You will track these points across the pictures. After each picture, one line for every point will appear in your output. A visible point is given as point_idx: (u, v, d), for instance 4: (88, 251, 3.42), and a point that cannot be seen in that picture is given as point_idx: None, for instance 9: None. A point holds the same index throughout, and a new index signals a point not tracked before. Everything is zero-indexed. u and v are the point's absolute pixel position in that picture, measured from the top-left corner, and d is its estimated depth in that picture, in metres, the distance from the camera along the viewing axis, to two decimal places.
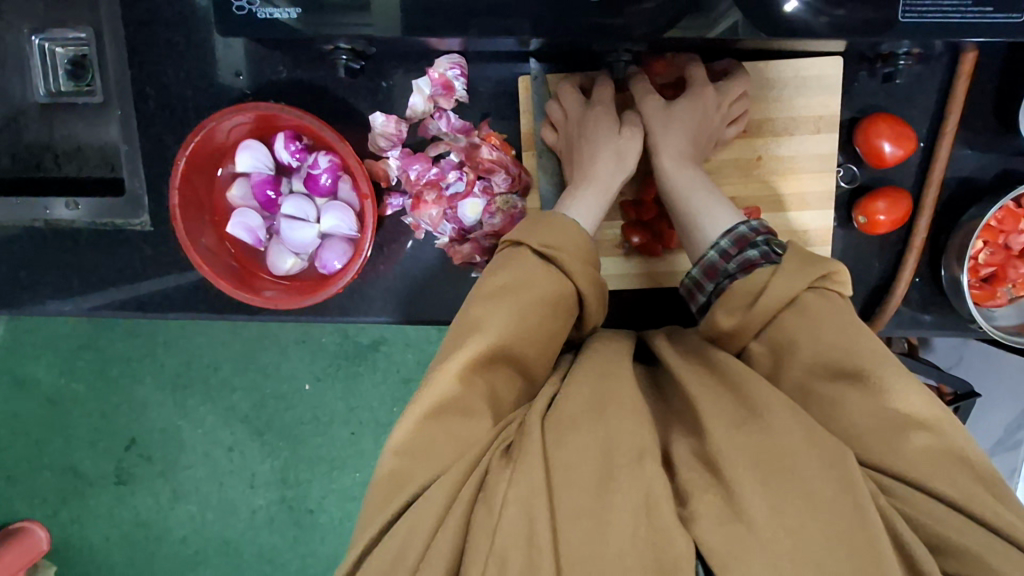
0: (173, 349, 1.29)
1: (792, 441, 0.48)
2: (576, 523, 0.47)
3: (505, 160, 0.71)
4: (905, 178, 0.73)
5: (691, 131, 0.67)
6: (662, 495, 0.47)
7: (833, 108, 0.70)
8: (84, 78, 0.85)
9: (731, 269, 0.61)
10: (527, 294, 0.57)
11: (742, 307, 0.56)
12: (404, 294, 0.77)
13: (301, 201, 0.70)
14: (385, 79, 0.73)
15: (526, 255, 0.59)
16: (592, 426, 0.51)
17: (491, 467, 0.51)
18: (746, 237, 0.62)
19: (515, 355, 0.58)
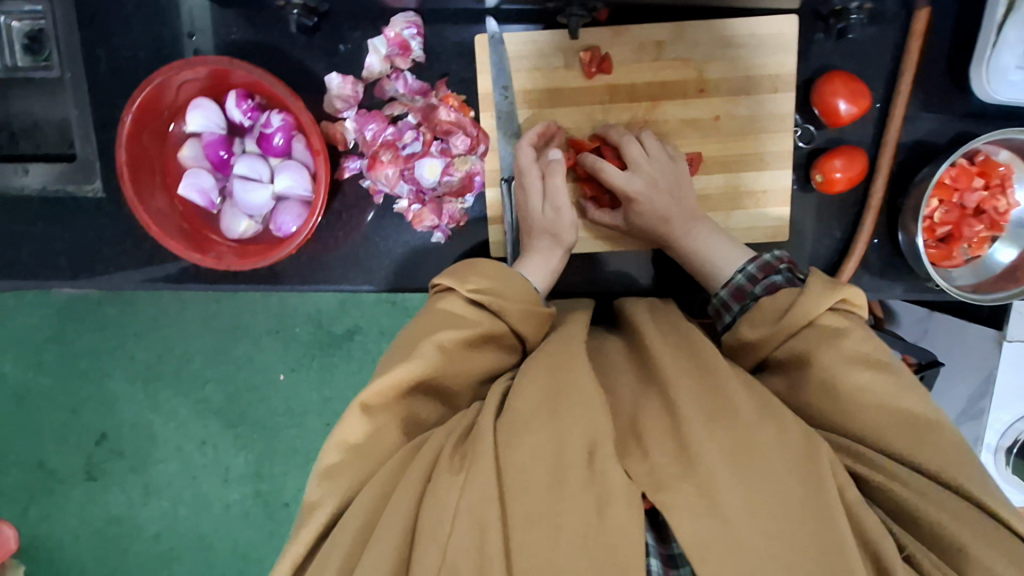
0: (146, 342, 1.28)
1: (761, 441, 0.52)
2: (534, 525, 0.49)
3: (463, 122, 0.72)
4: (861, 139, 0.73)
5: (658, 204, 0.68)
6: (614, 496, 0.50)
7: (789, 67, 0.70)
8: (42, 53, 0.79)
9: (758, 293, 0.63)
10: (463, 330, 0.61)
11: (767, 321, 0.59)
12: (365, 264, 0.76)
13: (254, 161, 0.69)
14: (340, 41, 0.72)
15: (456, 299, 0.62)
16: (548, 424, 0.54)
17: (439, 467, 0.53)
18: (771, 264, 0.64)
19: (439, 384, 0.61)
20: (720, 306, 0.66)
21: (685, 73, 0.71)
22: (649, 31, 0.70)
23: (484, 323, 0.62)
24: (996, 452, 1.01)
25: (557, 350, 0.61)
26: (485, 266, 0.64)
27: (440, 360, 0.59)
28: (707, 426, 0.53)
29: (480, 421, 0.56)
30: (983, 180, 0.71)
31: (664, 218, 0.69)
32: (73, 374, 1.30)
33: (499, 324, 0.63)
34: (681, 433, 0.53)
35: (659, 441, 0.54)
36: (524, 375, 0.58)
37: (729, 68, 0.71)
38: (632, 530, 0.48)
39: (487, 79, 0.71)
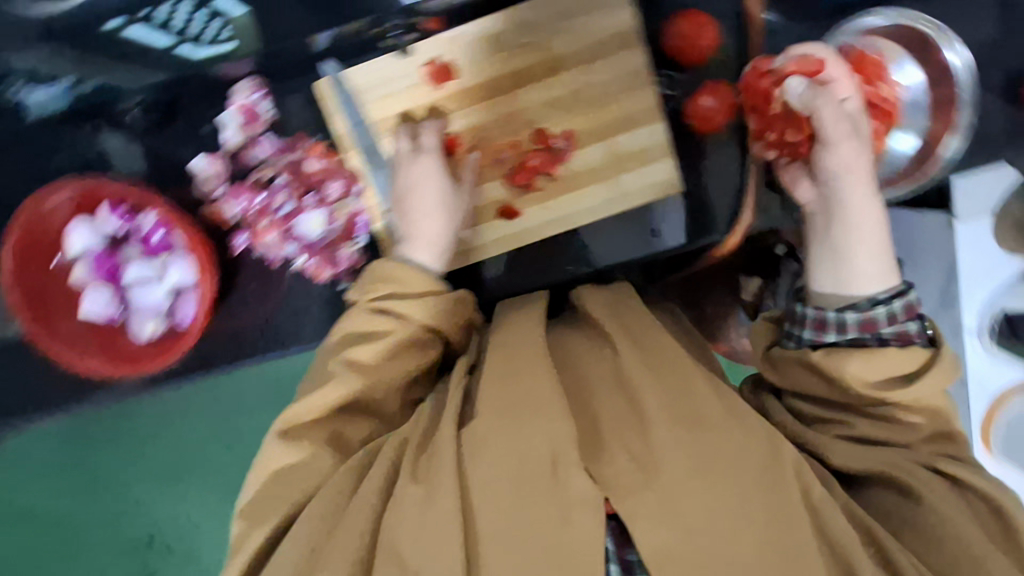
0: (129, 456, 1.20)
1: (713, 415, 0.55)
2: (496, 540, 0.51)
3: (333, 167, 0.72)
4: (729, 69, 0.71)
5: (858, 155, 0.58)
6: (576, 506, 0.52)
7: (633, 20, 0.68)
8: None
9: (886, 334, 0.54)
10: (379, 340, 0.60)
11: (892, 365, 0.53)
12: (285, 328, 0.75)
13: (143, 262, 0.71)
14: (198, 123, 0.72)
15: (361, 313, 0.61)
16: (493, 444, 0.54)
17: (402, 484, 0.55)
18: (911, 305, 0.54)
19: (363, 397, 0.61)
20: (833, 324, 0.55)
21: (534, 57, 0.70)
22: (484, 26, 0.68)
23: (394, 330, 0.60)
24: (978, 334, 0.94)
25: (509, 352, 0.61)
26: (386, 269, 0.62)
27: (357, 375, 0.60)
28: (671, 430, 0.55)
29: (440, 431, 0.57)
30: (863, 76, 0.66)
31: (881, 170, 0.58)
32: (49, 513, 1.19)
33: (411, 325, 0.61)
34: (646, 438, 0.55)
35: (623, 444, 0.55)
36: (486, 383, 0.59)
37: (576, 39, 0.69)
38: (595, 537, 0.50)
39: (342, 121, 0.71)
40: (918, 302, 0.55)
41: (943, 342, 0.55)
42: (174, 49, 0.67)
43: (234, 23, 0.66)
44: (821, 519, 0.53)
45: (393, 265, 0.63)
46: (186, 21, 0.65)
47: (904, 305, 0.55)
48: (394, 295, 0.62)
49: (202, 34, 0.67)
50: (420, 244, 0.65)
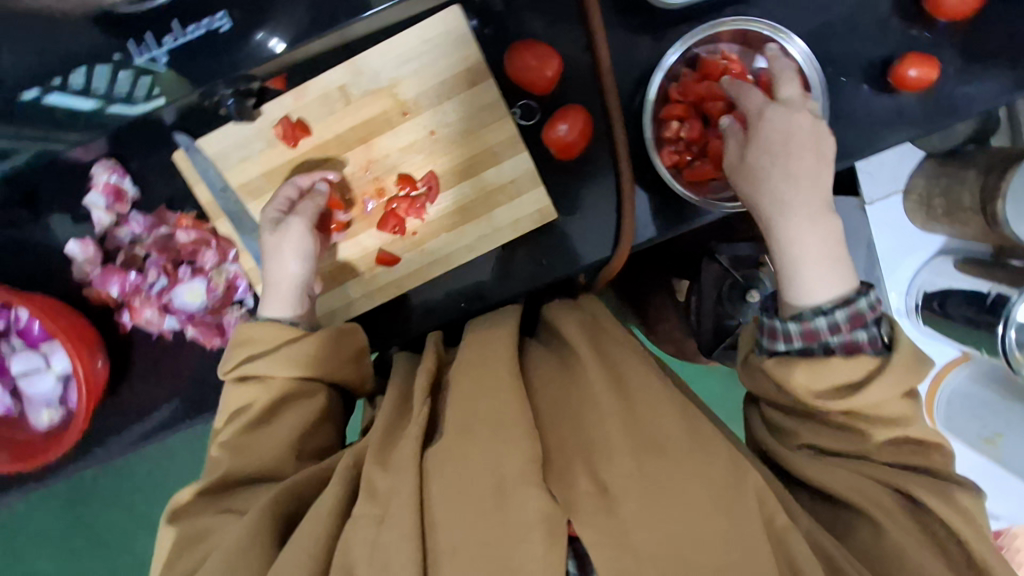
0: (127, 512, 1.22)
1: (679, 437, 0.54)
2: (454, 557, 0.49)
3: (204, 237, 0.72)
4: (587, 89, 0.70)
5: (789, 166, 0.59)
6: (528, 530, 0.49)
7: (476, 56, 0.68)
8: None
9: (833, 344, 0.58)
10: (245, 413, 0.63)
11: (830, 375, 0.56)
12: (195, 398, 0.74)
13: (26, 355, 0.71)
14: (68, 211, 0.73)
15: (233, 387, 0.64)
16: (444, 473, 0.53)
17: (357, 523, 0.52)
18: (861, 313, 0.57)
19: (251, 473, 0.62)
20: (781, 332, 0.59)
21: (381, 104, 0.69)
22: (326, 79, 0.68)
23: (260, 396, 0.63)
24: (908, 314, 0.94)
25: (475, 367, 0.62)
26: (255, 329, 0.65)
27: (232, 455, 0.62)
28: (635, 456, 0.53)
29: (401, 450, 0.56)
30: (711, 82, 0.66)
31: (780, 203, 0.59)
32: None
33: (281, 382, 0.64)
34: (607, 465, 0.53)
35: (587, 469, 0.54)
36: (452, 406, 0.58)
37: (423, 81, 0.69)
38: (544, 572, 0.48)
39: (204, 188, 0.71)
40: (867, 310, 0.57)
41: (898, 350, 0.57)
42: (107, 111, 0.43)
43: (160, 81, 0.42)
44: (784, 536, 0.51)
45: (254, 329, 0.65)
46: (111, 82, 0.41)
47: (851, 315, 0.57)
48: (259, 353, 0.65)
49: (131, 92, 0.42)
50: (272, 302, 0.68)
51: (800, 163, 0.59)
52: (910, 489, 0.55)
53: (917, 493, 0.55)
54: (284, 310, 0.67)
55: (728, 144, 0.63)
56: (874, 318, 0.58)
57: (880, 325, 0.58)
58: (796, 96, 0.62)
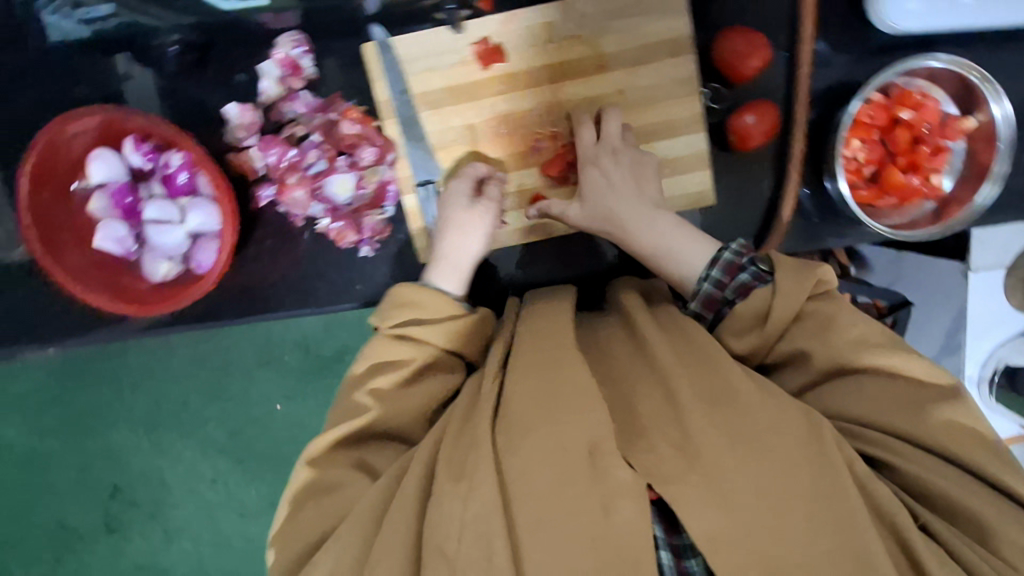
0: (141, 390, 1.30)
1: (759, 428, 0.52)
2: (537, 535, 0.49)
3: (369, 133, 0.71)
4: (775, 90, 0.72)
5: (625, 185, 0.68)
6: (619, 494, 0.50)
7: (685, 29, 0.68)
8: None
9: (730, 297, 0.62)
10: (387, 373, 0.62)
11: (751, 327, 0.60)
12: (310, 289, 0.75)
13: (162, 203, 0.69)
14: (232, 71, 0.71)
15: (383, 343, 0.63)
16: (521, 449, 0.52)
17: (440, 479, 0.53)
18: (733, 263, 0.63)
19: (388, 425, 0.63)
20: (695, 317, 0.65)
21: (580, 52, 0.70)
22: (536, 12, 0.69)
23: (413, 356, 0.63)
24: (977, 385, 0.99)
25: (541, 343, 0.60)
26: (413, 298, 0.64)
27: (381, 405, 0.62)
28: (707, 413, 0.53)
29: (478, 420, 0.56)
30: (905, 109, 0.68)
31: (618, 223, 0.69)
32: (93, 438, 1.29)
33: (428, 349, 0.63)
34: (684, 425, 0.53)
35: (663, 432, 0.54)
36: (513, 375, 0.58)
37: (626, 39, 0.69)
38: (641, 523, 0.49)
39: (383, 85, 0.70)
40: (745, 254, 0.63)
41: (777, 269, 0.59)
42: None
43: None
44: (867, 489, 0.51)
45: (412, 292, 0.65)
46: None
47: (728, 265, 0.63)
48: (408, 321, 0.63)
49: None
50: (443, 274, 0.67)
51: (627, 190, 0.68)
52: (908, 431, 0.53)
53: (905, 429, 0.53)
54: (452, 281, 0.67)
55: (461, 186, 0.70)
56: (755, 257, 0.62)
57: (759, 259, 0.62)
58: (618, 131, 0.70)
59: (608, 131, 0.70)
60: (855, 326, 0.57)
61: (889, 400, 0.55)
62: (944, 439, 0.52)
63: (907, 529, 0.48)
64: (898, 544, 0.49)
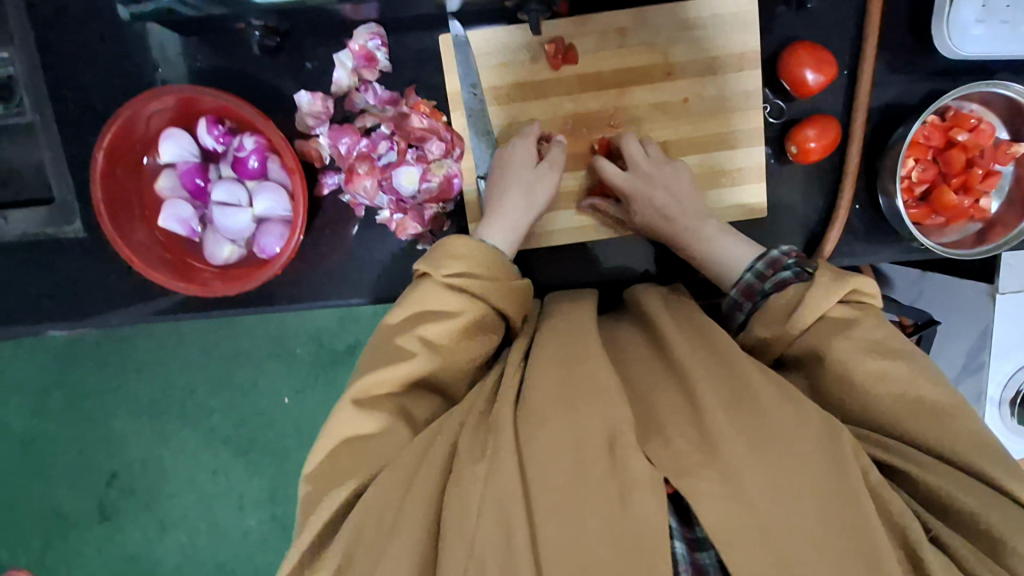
0: (148, 378, 1.28)
1: (782, 423, 0.51)
2: (552, 520, 0.47)
3: (436, 127, 0.72)
4: (833, 107, 0.74)
5: (660, 202, 0.70)
6: (635, 487, 0.48)
7: (754, 44, 0.71)
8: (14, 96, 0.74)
9: (766, 289, 0.62)
10: (436, 323, 0.61)
11: (775, 322, 0.58)
12: (363, 275, 0.76)
13: (230, 185, 0.69)
14: (305, 57, 0.72)
15: (434, 289, 0.62)
16: (539, 435, 0.51)
17: (460, 460, 0.53)
18: (779, 260, 0.63)
19: (435, 375, 0.62)
20: (731, 305, 0.65)
21: (650, 59, 0.71)
22: (610, 19, 0.70)
23: (464, 308, 0.62)
24: (999, 405, 1.01)
25: (566, 343, 0.60)
26: (467, 250, 0.64)
27: (430, 352, 0.60)
28: (728, 415, 0.52)
29: (498, 412, 0.55)
30: (960, 132, 0.70)
31: (670, 235, 0.72)
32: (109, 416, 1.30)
33: (480, 307, 0.62)
34: (703, 424, 0.52)
35: (681, 429, 0.52)
36: (535, 373, 0.57)
37: (694, 50, 0.71)
38: (657, 514, 0.47)
39: (455, 80, 0.71)
40: (789, 255, 0.62)
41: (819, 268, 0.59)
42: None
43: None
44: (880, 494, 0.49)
45: (468, 243, 0.64)
46: None
47: (772, 261, 0.63)
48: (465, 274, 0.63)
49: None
50: (496, 226, 0.68)
51: (664, 206, 0.70)
52: (921, 436, 0.52)
53: (919, 433, 0.52)
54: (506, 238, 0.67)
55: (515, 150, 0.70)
56: (800, 259, 0.61)
57: (806, 263, 0.61)
58: (638, 149, 0.71)
59: (629, 150, 0.71)
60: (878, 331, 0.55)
61: (905, 402, 0.52)
62: (957, 446, 0.50)
63: (918, 542, 0.46)
64: (906, 555, 0.47)
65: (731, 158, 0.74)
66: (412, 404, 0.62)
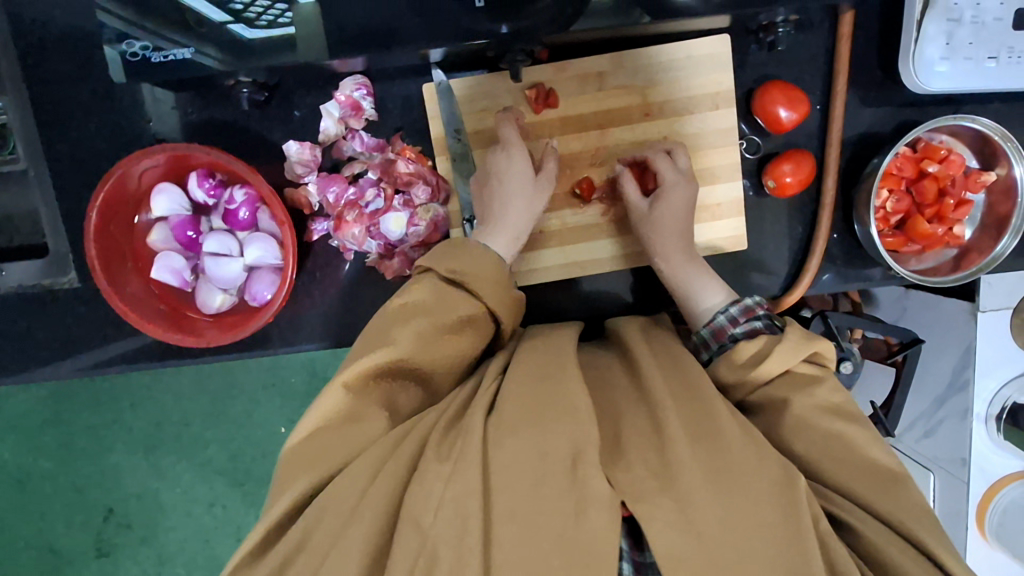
0: (142, 412, 1.28)
1: (738, 445, 0.54)
2: (509, 524, 0.49)
3: (422, 172, 0.74)
4: (807, 141, 0.77)
5: (679, 218, 0.71)
6: (593, 502, 0.50)
7: (728, 84, 0.73)
8: (6, 147, 0.75)
9: (738, 334, 0.65)
10: (426, 317, 0.62)
11: (737, 368, 0.62)
12: (352, 316, 0.77)
13: (222, 236, 0.71)
14: (294, 107, 0.74)
15: (435, 282, 0.64)
16: (508, 442, 0.53)
17: (425, 457, 0.54)
18: (752, 308, 0.66)
19: (420, 366, 0.62)
20: (699, 343, 0.68)
21: (629, 99, 0.74)
22: (588, 63, 0.73)
23: (460, 302, 0.63)
24: (986, 421, 1.00)
25: (545, 361, 0.62)
26: (464, 248, 0.66)
27: (419, 343, 0.61)
28: (690, 445, 0.55)
29: (469, 417, 0.57)
30: (932, 162, 0.73)
31: (665, 251, 0.71)
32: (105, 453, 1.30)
33: (471, 305, 0.63)
34: (666, 453, 0.54)
35: (642, 456, 0.55)
36: (507, 386, 0.59)
37: (671, 91, 0.74)
38: (608, 532, 0.49)
39: (439, 125, 0.74)
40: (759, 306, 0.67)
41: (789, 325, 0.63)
42: (226, 27, 0.60)
43: (298, 12, 0.59)
44: (826, 541, 0.51)
45: (472, 246, 0.67)
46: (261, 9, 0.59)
47: (744, 309, 0.67)
48: (464, 272, 0.64)
49: (258, 17, 0.59)
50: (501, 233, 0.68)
51: (685, 221, 0.71)
52: (862, 489, 0.54)
53: (867, 496, 0.54)
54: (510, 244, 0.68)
55: (521, 156, 0.70)
56: (768, 311, 0.66)
57: (773, 315, 0.66)
58: (685, 165, 0.72)
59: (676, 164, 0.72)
60: (829, 389, 0.59)
61: (857, 465, 0.55)
62: (901, 513, 0.52)
63: None
64: None
65: (710, 195, 0.76)
66: (397, 392, 0.63)
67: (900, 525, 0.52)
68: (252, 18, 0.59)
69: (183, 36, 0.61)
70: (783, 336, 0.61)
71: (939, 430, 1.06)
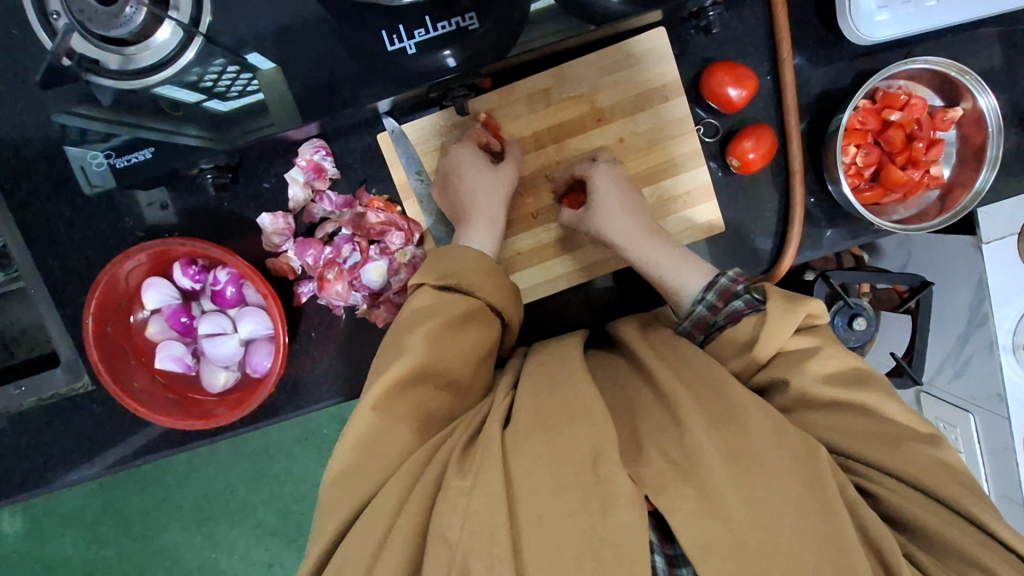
0: (187, 487, 1.32)
1: (751, 422, 0.53)
2: (537, 530, 0.48)
3: (393, 219, 0.76)
4: (764, 113, 0.77)
5: (623, 200, 0.71)
6: (618, 498, 0.49)
7: (672, 74, 0.74)
8: (11, 266, 0.81)
9: (722, 321, 0.64)
10: (434, 318, 0.62)
11: (730, 357, 0.62)
12: (356, 366, 0.79)
13: (215, 317, 0.74)
14: (262, 181, 0.77)
15: (429, 290, 0.65)
16: (526, 450, 0.53)
17: (446, 475, 0.54)
18: (729, 288, 0.64)
19: (439, 373, 0.61)
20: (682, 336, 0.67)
21: (579, 109, 0.75)
22: (533, 81, 0.74)
23: (458, 303, 0.64)
24: (1014, 351, 0.97)
25: (550, 372, 0.62)
26: (449, 254, 0.67)
27: (430, 347, 0.61)
28: (708, 430, 0.54)
29: (487, 430, 0.56)
30: (894, 111, 0.72)
31: (627, 231, 0.70)
32: (158, 533, 1.33)
33: (472, 300, 0.64)
34: (683, 443, 0.53)
35: (661, 449, 0.54)
36: (519, 400, 0.59)
37: (620, 92, 0.74)
38: (637, 528, 0.47)
39: (401, 170, 0.75)
40: (735, 283, 0.64)
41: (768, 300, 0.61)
42: (203, 105, 0.62)
43: (262, 76, 0.60)
44: (856, 512, 0.50)
45: (456, 250, 0.68)
46: (230, 80, 0.61)
47: (721, 291, 0.65)
48: (453, 275, 0.65)
49: (227, 89, 0.61)
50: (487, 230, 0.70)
51: (630, 203, 0.71)
52: (879, 450, 0.54)
53: (879, 461, 0.54)
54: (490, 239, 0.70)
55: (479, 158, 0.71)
56: (747, 286, 0.64)
57: (752, 287, 0.64)
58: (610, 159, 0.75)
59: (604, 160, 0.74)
60: (832, 355, 0.59)
61: (869, 427, 0.55)
62: (915, 471, 0.52)
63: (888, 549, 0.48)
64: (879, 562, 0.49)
65: (677, 185, 0.76)
66: (426, 399, 0.61)
67: (920, 481, 0.52)
68: (223, 90, 0.61)
69: (164, 124, 0.62)
70: (764, 309, 0.61)
71: (970, 367, 1.02)
